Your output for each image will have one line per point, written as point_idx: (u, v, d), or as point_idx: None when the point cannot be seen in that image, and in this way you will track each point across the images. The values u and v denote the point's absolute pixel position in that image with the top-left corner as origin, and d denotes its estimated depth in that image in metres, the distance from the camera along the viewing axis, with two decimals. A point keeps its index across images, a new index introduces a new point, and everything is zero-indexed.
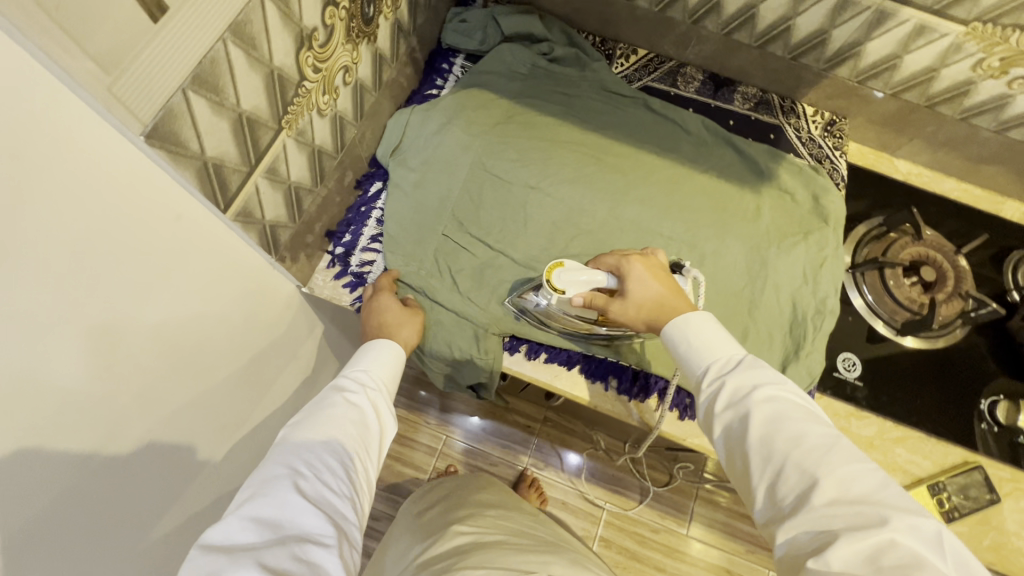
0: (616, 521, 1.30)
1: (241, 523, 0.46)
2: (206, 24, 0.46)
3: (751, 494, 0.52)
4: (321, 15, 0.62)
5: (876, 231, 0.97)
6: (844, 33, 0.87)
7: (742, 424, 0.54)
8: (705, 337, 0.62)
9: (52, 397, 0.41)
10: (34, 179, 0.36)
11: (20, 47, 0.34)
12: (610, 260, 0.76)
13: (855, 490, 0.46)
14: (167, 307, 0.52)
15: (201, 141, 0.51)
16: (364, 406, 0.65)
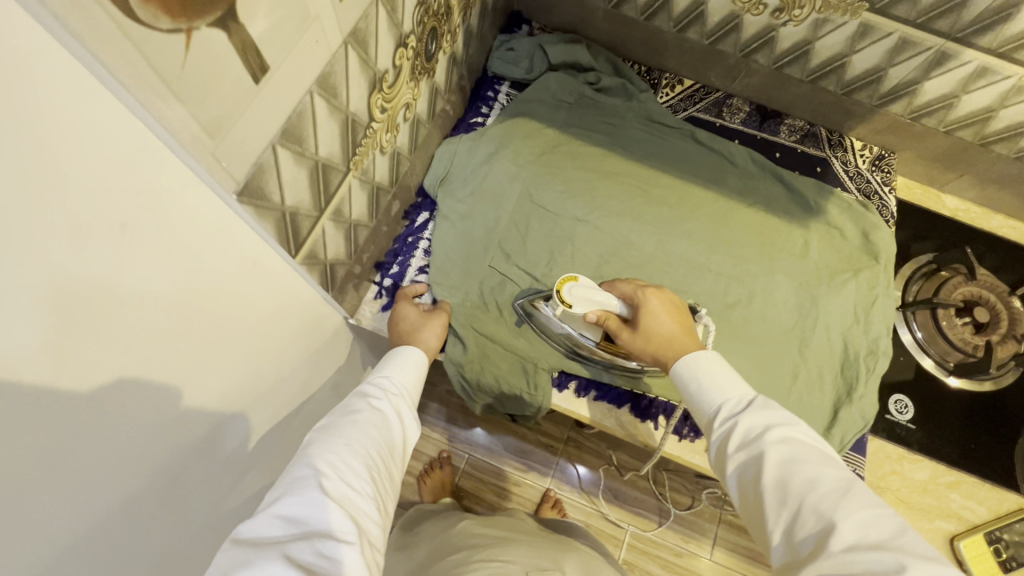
0: (638, 543, 1.23)
1: (270, 519, 0.46)
2: (298, 81, 0.45)
3: (767, 539, 0.50)
4: (392, 57, 0.61)
5: (927, 268, 0.95)
6: (902, 71, 0.86)
7: (755, 465, 0.52)
8: (718, 375, 0.62)
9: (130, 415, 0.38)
10: (139, 207, 0.34)
11: (118, 99, 0.31)
12: (627, 288, 0.76)
13: (870, 536, 0.44)
14: (231, 364, 0.50)
15: (283, 192, 0.50)
16: (388, 411, 0.62)
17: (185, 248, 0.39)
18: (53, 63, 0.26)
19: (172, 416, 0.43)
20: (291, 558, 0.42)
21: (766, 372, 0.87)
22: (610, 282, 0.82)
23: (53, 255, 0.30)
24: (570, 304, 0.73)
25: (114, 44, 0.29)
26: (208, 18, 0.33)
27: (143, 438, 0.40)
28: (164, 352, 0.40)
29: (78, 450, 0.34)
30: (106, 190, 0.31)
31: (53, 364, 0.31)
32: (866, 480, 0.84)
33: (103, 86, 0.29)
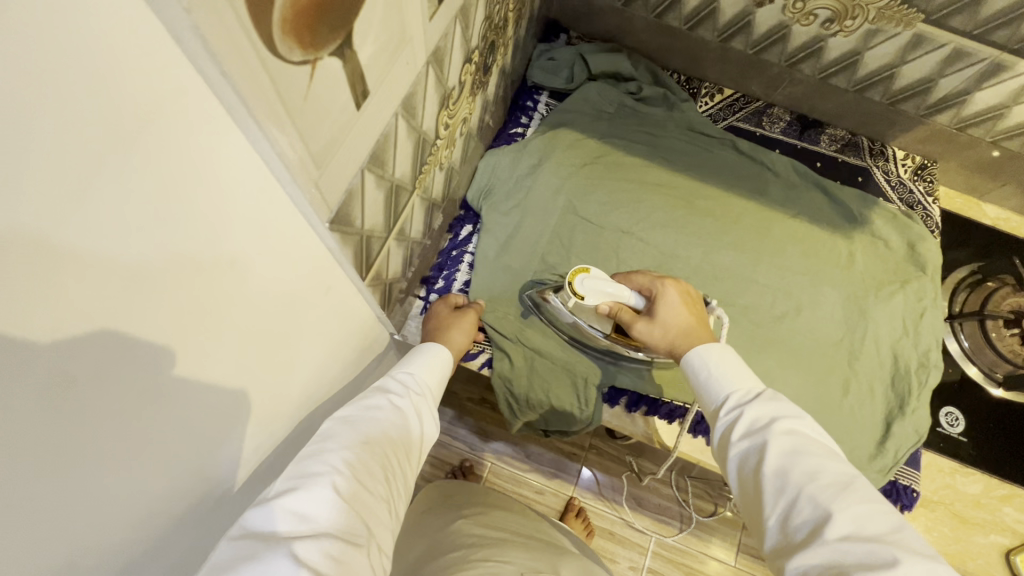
0: (665, 551, 1.12)
1: (278, 512, 0.43)
2: (389, 106, 0.44)
3: (762, 527, 0.46)
4: (460, 73, 0.60)
5: (973, 279, 0.96)
6: (953, 82, 0.86)
7: (758, 456, 0.48)
8: (730, 366, 0.57)
9: (183, 446, 0.35)
10: (237, 230, 0.32)
11: (236, 123, 0.28)
12: (643, 280, 0.74)
13: (867, 531, 0.40)
14: (288, 385, 0.48)
15: (363, 218, 0.49)
16: (408, 411, 0.59)
17: (268, 274, 0.38)
18: (198, 104, 0.25)
19: (231, 437, 0.41)
20: (297, 557, 0.40)
21: (815, 386, 0.86)
22: (625, 273, 0.79)
23: (163, 300, 0.28)
24: (584, 297, 0.72)
25: (257, 81, 0.27)
26: (331, 46, 0.32)
27: (195, 461, 0.37)
28: (234, 383, 0.39)
29: (145, 489, 0.32)
30: (212, 214, 0.29)
31: (144, 412, 0.30)
32: (921, 494, 0.83)
33: (226, 110, 0.27)
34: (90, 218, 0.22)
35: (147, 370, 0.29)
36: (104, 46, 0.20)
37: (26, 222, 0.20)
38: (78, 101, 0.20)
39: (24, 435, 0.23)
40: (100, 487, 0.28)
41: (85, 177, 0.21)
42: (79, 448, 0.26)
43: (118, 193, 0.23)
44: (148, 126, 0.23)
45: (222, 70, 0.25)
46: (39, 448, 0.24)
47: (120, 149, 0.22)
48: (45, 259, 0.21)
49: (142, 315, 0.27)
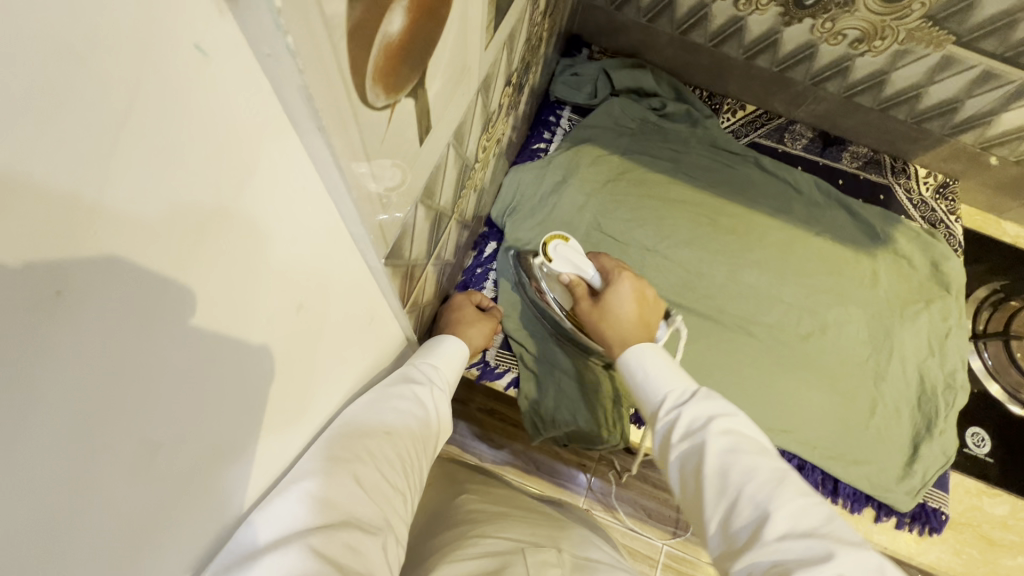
0: (674, 564, 1.10)
1: (300, 498, 0.41)
2: (444, 139, 0.43)
3: (705, 528, 0.46)
4: (501, 95, 0.59)
5: (995, 297, 0.96)
6: (980, 103, 0.86)
7: (698, 459, 0.47)
8: (663, 366, 0.56)
9: (240, 474, 0.35)
10: (301, 272, 0.32)
11: (322, 175, 0.28)
12: (608, 264, 0.72)
13: (804, 524, 0.41)
14: (316, 417, 0.47)
15: (411, 248, 0.48)
16: (429, 405, 0.58)
17: (323, 307, 0.37)
18: (290, 160, 0.25)
19: (268, 462, 0.40)
20: (319, 551, 0.39)
21: (840, 406, 0.85)
22: (597, 255, 0.77)
23: (236, 339, 0.28)
24: (552, 260, 0.72)
25: (346, 129, 0.26)
26: (410, 85, 0.31)
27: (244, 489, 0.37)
28: (274, 418, 0.38)
29: (210, 522, 0.33)
30: (285, 260, 0.29)
31: (213, 452, 0.30)
32: (949, 517, 0.82)
33: (313, 164, 0.27)
34: (185, 277, 0.22)
35: (220, 411, 0.29)
36: (226, 122, 0.20)
37: (143, 295, 0.20)
38: (200, 175, 0.20)
39: (113, 492, 0.23)
40: (176, 524, 0.29)
41: (196, 241, 0.22)
42: (167, 491, 0.27)
43: (215, 245, 0.23)
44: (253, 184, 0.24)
45: (320, 126, 0.24)
46: (121, 503, 0.24)
47: (226, 211, 0.23)
48: (144, 323, 0.21)
49: (226, 360, 0.28)
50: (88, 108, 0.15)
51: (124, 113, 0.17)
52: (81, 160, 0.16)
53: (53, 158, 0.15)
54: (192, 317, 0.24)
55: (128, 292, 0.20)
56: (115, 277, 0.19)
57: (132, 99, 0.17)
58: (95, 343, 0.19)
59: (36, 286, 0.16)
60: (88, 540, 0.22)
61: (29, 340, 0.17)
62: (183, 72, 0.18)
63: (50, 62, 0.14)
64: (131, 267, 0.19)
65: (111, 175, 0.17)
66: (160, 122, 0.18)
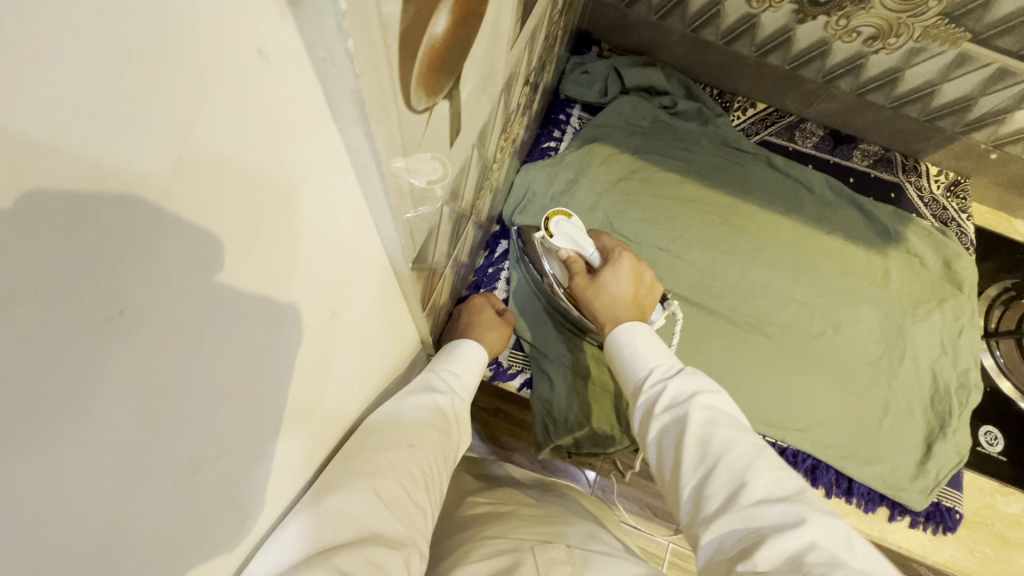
0: (679, 561, 1.10)
1: (323, 516, 0.41)
2: (470, 141, 0.42)
3: (677, 497, 0.45)
4: (519, 95, 0.58)
5: (1007, 295, 0.96)
6: (993, 100, 0.86)
7: (679, 429, 0.47)
8: (651, 345, 0.56)
9: (263, 483, 0.35)
10: (329, 278, 0.31)
11: (357, 176, 0.28)
12: (608, 244, 0.71)
13: (779, 493, 0.41)
14: (338, 420, 0.47)
15: (434, 252, 0.47)
16: (450, 414, 0.58)
17: (347, 311, 0.37)
18: (329, 166, 0.25)
19: (290, 470, 0.40)
20: (342, 569, 0.39)
21: (853, 406, 0.85)
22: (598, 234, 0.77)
23: (269, 349, 0.28)
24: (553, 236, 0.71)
25: (391, 135, 0.26)
26: (447, 87, 0.30)
27: (268, 498, 0.37)
28: (299, 425, 0.37)
29: (234, 532, 0.33)
30: (317, 271, 0.29)
31: (240, 462, 0.30)
32: (963, 516, 0.82)
33: (351, 167, 0.26)
34: (224, 291, 0.22)
35: (249, 420, 0.29)
36: (273, 131, 0.20)
37: (185, 313, 0.20)
38: (246, 184, 0.20)
39: (153, 506, 0.23)
40: (205, 537, 0.29)
41: (237, 253, 0.22)
42: (199, 503, 0.26)
43: (254, 262, 0.23)
44: (292, 195, 0.23)
45: (367, 130, 0.24)
46: (159, 516, 0.24)
47: (265, 227, 0.23)
48: (185, 340, 0.21)
49: (256, 372, 0.28)
50: (157, 118, 0.15)
51: (186, 126, 0.16)
52: (147, 170, 0.15)
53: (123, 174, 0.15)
54: (230, 332, 0.24)
55: (175, 310, 0.19)
56: (165, 301, 0.19)
57: (195, 109, 0.16)
58: (143, 363, 0.19)
59: (100, 305, 0.16)
60: (124, 555, 0.22)
61: (89, 357, 0.16)
62: (242, 80, 0.17)
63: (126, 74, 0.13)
64: (178, 286, 0.19)
65: (171, 187, 0.17)
66: (216, 133, 0.18)
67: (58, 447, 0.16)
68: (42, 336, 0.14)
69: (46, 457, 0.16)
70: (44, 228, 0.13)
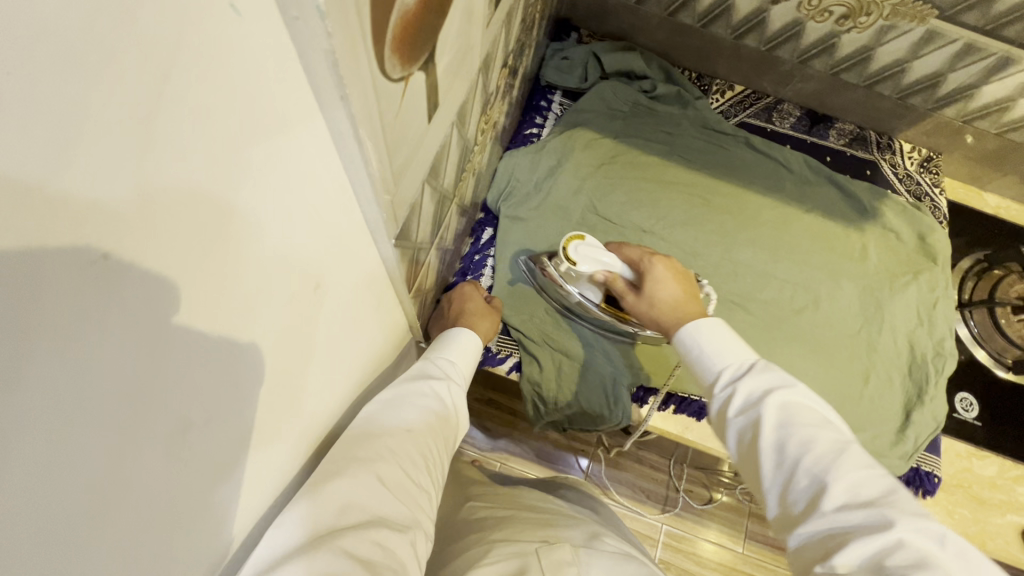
0: (674, 542, 1.12)
1: (325, 503, 0.43)
2: (447, 119, 0.43)
3: (764, 499, 0.46)
4: (498, 77, 0.59)
5: (981, 267, 0.99)
6: (961, 76, 0.88)
7: (754, 432, 0.47)
8: (722, 339, 0.55)
9: (255, 454, 0.36)
10: (314, 254, 0.32)
11: (338, 151, 0.28)
12: (634, 254, 0.72)
13: (864, 494, 0.40)
14: (325, 399, 0.47)
15: (417, 231, 0.47)
16: (448, 401, 0.59)
17: (335, 289, 0.38)
18: (313, 138, 0.26)
19: (280, 446, 0.40)
20: (349, 551, 0.40)
21: (834, 379, 0.87)
22: (619, 245, 0.78)
23: (254, 326, 0.29)
24: (576, 262, 0.72)
25: (368, 105, 0.26)
26: (421, 60, 0.31)
27: (257, 474, 0.37)
28: (286, 401, 0.38)
29: (226, 503, 0.34)
30: (302, 246, 0.30)
31: (228, 433, 0.30)
32: (941, 479, 0.85)
33: (332, 139, 0.27)
34: (207, 264, 0.23)
35: (237, 394, 0.30)
36: (252, 94, 0.21)
37: (165, 273, 0.21)
38: (229, 145, 0.21)
39: (143, 467, 0.23)
40: (195, 507, 0.29)
41: (219, 216, 0.22)
42: (188, 468, 0.27)
43: (241, 238, 0.24)
44: (273, 162, 0.24)
45: (343, 96, 0.24)
46: (151, 485, 0.25)
47: (246, 195, 0.23)
48: (168, 300, 0.21)
49: (241, 341, 0.28)
50: (133, 68, 0.16)
51: (157, 90, 0.17)
52: (126, 118, 0.16)
53: (98, 134, 0.16)
54: (217, 306, 0.25)
55: (157, 267, 0.20)
56: (149, 269, 0.20)
57: (172, 64, 0.17)
58: (128, 320, 0.20)
59: (85, 250, 0.17)
60: (116, 516, 0.23)
61: (72, 303, 0.17)
62: (213, 47, 0.18)
63: (100, 18, 0.14)
64: (159, 245, 0.20)
65: (150, 141, 0.17)
66: (194, 90, 0.18)
67: (47, 404, 0.17)
68: (29, 288, 0.15)
69: (39, 399, 0.17)
70: (27, 160, 0.14)
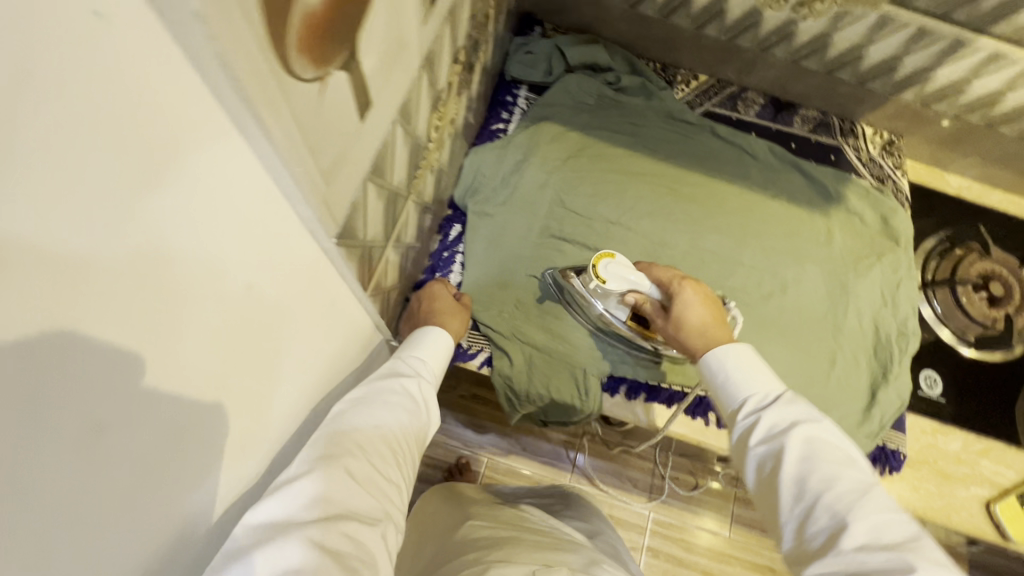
0: (662, 529, 1.13)
1: (294, 497, 0.43)
2: (387, 116, 0.43)
3: (779, 528, 0.46)
4: (448, 74, 0.59)
5: (943, 247, 1.01)
6: (917, 60, 0.90)
7: (776, 463, 0.47)
8: (748, 366, 0.55)
9: (208, 456, 0.36)
10: (248, 252, 0.32)
11: (251, 146, 0.28)
12: (665, 276, 0.72)
13: (884, 537, 0.41)
14: (287, 401, 0.48)
15: (365, 229, 0.48)
16: (419, 397, 0.59)
17: (279, 289, 0.38)
18: (221, 134, 0.25)
19: (237, 451, 0.40)
20: (317, 541, 0.42)
21: (800, 362, 0.88)
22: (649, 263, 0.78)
23: (184, 327, 0.29)
24: (606, 281, 0.73)
25: (274, 102, 0.27)
26: (340, 59, 0.31)
27: (211, 477, 0.37)
28: (241, 404, 0.38)
29: (172, 507, 0.33)
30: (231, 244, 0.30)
31: (162, 436, 0.30)
32: (906, 456, 0.87)
33: (242, 135, 0.27)
34: (112, 263, 0.23)
35: (172, 396, 0.30)
36: (135, 89, 0.20)
37: (57, 274, 0.20)
38: (117, 141, 0.20)
39: (55, 471, 0.23)
40: (127, 511, 0.29)
41: (117, 215, 0.22)
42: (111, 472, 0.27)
43: (149, 237, 0.24)
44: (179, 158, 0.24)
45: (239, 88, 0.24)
46: (70, 491, 0.24)
47: (151, 193, 0.23)
48: (64, 299, 0.21)
49: (168, 342, 0.28)
50: None
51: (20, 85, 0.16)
52: None
53: None
54: (130, 306, 0.24)
55: (46, 266, 0.20)
56: (36, 269, 0.19)
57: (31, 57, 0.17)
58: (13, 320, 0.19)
59: None
60: (24, 521, 0.22)
61: None
62: (84, 45, 0.18)
63: None
64: (44, 244, 0.19)
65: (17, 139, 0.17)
66: (64, 86, 0.18)
67: None
68: None
69: None
70: None
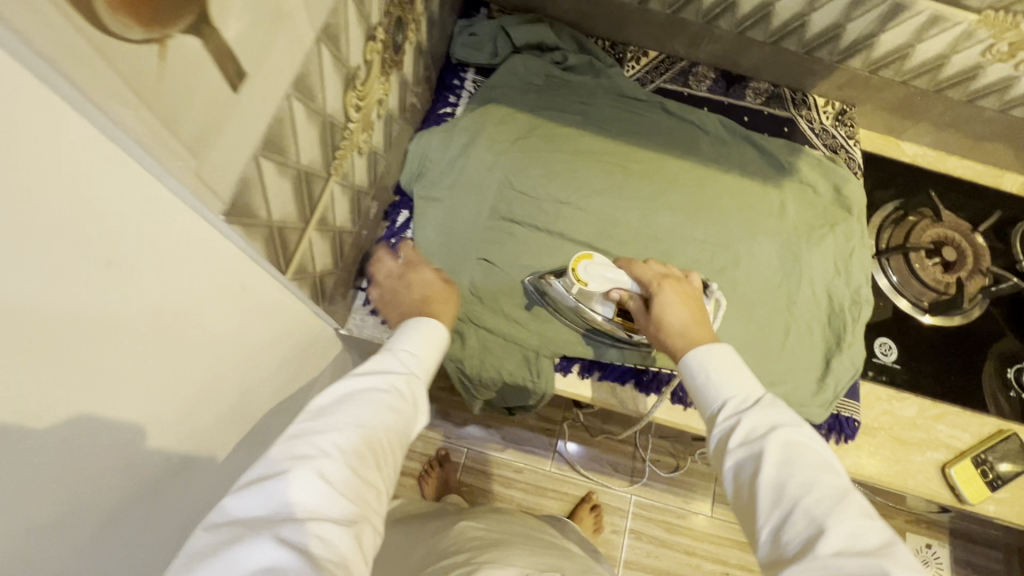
0: (643, 512, 1.13)
1: (263, 498, 0.41)
2: (276, 88, 0.42)
3: (754, 534, 0.45)
4: (363, 51, 0.58)
5: (897, 215, 1.01)
6: (860, 26, 0.89)
7: (754, 466, 0.46)
8: (729, 369, 0.54)
9: (94, 439, 0.35)
10: (107, 223, 0.31)
11: (75, 109, 0.27)
12: (647, 273, 0.71)
13: (859, 545, 0.40)
14: (211, 389, 0.47)
15: (268, 207, 0.47)
16: (408, 390, 0.54)
17: (170, 268, 0.37)
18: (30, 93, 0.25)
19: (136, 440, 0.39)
20: (281, 538, 0.39)
21: (754, 335, 0.88)
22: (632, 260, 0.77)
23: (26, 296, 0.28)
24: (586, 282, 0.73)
25: (84, 60, 0.26)
26: (182, 22, 0.31)
27: (104, 463, 0.37)
28: (135, 386, 0.37)
29: (49, 491, 0.32)
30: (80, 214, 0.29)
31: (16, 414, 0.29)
32: (861, 424, 0.87)
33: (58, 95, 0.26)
34: None
35: (22, 371, 0.29)
36: None
37: None
38: None
39: None
40: None
41: None
42: None
43: None
44: None
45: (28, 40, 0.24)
46: None
47: None
48: None
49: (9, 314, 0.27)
50: None
51: None
52: None
53: None
54: None
55: None
56: None
57: None
58: None
59: None
60: None
61: None
62: None
63: None
64: None
65: None
66: None
67: None
68: None
69: None
70: None
